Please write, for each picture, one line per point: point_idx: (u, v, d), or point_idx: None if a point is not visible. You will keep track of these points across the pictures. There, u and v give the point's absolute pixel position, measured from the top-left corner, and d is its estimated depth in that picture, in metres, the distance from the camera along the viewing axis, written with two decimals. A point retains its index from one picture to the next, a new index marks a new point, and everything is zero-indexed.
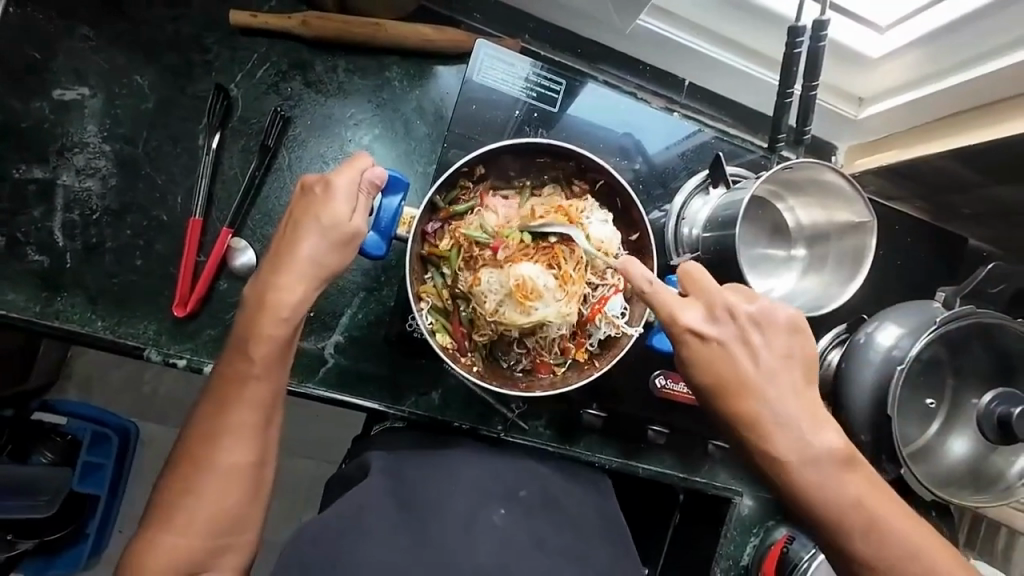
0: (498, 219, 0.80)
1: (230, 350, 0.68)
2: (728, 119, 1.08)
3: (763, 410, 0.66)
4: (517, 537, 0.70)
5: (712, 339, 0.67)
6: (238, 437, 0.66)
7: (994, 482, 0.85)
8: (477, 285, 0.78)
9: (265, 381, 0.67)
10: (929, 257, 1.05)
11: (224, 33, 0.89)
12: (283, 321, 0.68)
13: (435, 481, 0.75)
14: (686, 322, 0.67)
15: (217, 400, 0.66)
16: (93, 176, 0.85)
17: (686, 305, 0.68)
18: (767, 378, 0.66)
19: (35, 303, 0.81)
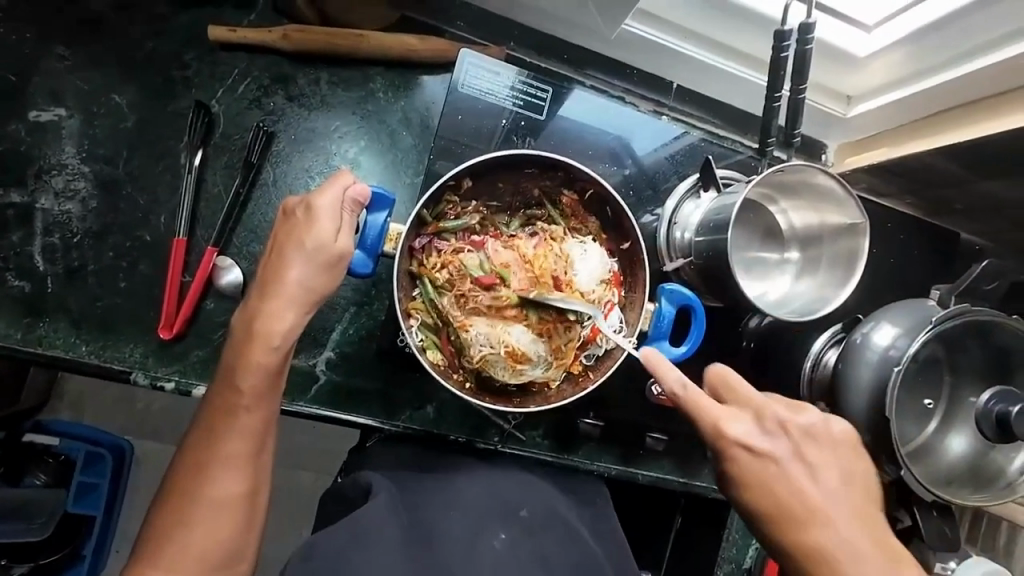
0: (486, 264, 0.79)
1: (219, 380, 0.66)
2: (716, 120, 1.08)
3: (800, 510, 0.62)
4: (517, 558, 0.74)
5: (770, 455, 0.63)
6: (228, 467, 0.64)
7: (994, 480, 0.84)
8: (467, 330, 0.77)
9: (254, 410, 0.65)
10: (922, 253, 1.05)
11: (204, 49, 0.88)
12: (271, 349, 0.66)
13: (437, 502, 0.77)
14: (740, 437, 0.64)
15: (208, 430, 0.65)
16: (73, 199, 0.83)
17: (732, 419, 0.65)
18: (820, 492, 0.62)
19: (17, 329, 0.80)
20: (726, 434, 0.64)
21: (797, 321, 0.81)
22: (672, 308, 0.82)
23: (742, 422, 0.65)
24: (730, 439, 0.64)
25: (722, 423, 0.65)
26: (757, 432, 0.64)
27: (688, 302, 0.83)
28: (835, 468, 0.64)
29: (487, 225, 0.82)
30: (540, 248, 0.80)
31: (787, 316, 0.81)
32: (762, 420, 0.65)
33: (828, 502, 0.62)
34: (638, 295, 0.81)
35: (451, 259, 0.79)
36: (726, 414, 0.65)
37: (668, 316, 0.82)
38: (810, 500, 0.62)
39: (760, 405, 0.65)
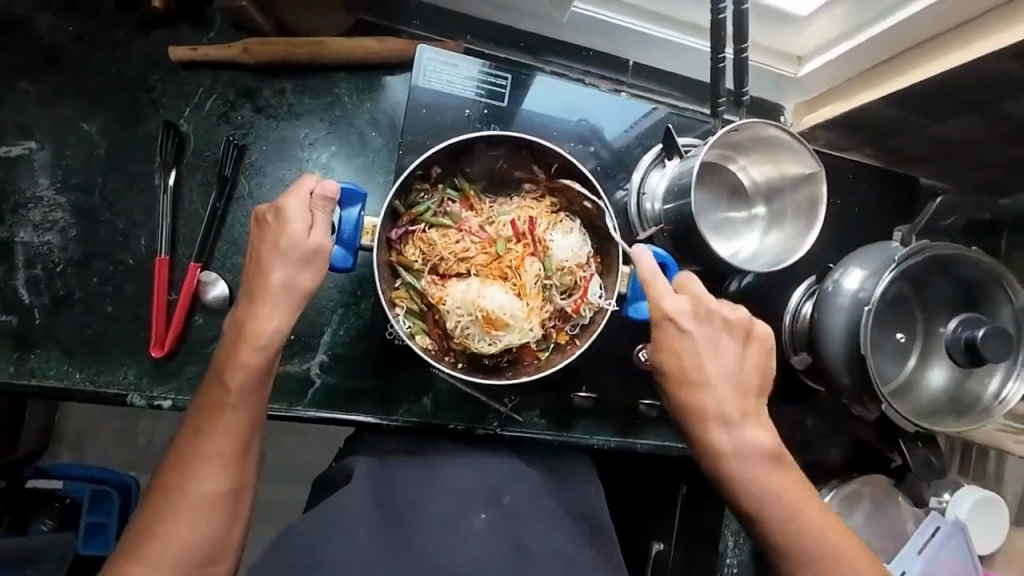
0: (456, 240, 0.82)
1: (208, 380, 0.68)
2: (675, 93, 1.11)
3: (699, 373, 0.75)
4: (495, 541, 0.74)
5: (706, 339, 0.76)
6: (211, 463, 0.65)
7: (973, 406, 0.87)
8: (445, 286, 0.80)
9: (241, 407, 0.67)
10: (884, 200, 1.09)
11: (166, 70, 0.89)
12: (259, 348, 0.68)
13: (420, 488, 0.79)
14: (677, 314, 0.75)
15: (197, 427, 0.67)
16: (52, 230, 0.84)
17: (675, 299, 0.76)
18: (725, 377, 0.75)
19: (9, 363, 0.81)
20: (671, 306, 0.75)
21: (767, 272, 0.84)
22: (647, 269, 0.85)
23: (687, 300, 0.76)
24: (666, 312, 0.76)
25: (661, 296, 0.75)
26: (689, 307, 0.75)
27: (663, 261, 0.85)
28: (739, 361, 0.76)
29: (461, 208, 0.84)
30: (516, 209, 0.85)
31: (756, 268, 0.84)
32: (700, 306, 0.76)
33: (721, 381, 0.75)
34: (612, 262, 0.83)
35: (425, 240, 0.81)
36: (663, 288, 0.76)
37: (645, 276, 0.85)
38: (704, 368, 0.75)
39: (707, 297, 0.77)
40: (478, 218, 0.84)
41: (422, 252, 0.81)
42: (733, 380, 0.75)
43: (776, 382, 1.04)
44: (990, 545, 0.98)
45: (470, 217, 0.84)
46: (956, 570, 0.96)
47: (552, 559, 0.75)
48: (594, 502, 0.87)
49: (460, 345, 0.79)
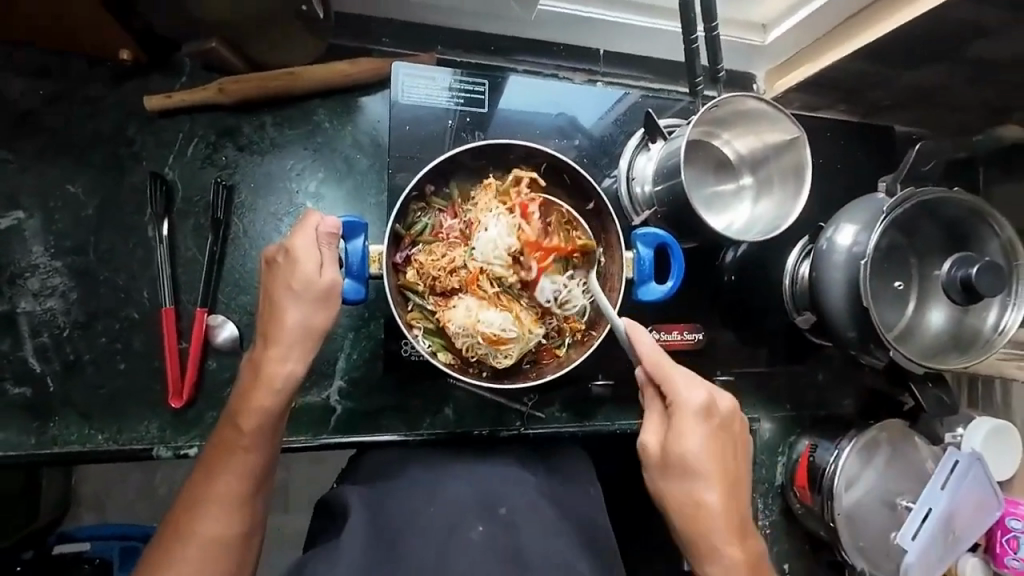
0: (445, 262, 0.81)
1: (224, 420, 0.68)
2: (649, 75, 1.12)
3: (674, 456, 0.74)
4: (492, 554, 0.71)
5: (714, 442, 0.73)
6: (219, 506, 0.65)
7: (975, 341, 0.90)
8: (449, 308, 0.81)
9: (253, 450, 0.67)
10: (864, 153, 1.11)
11: (144, 120, 0.89)
12: (275, 391, 0.68)
13: (413, 500, 0.77)
14: (683, 410, 0.73)
15: (207, 467, 0.67)
16: (52, 296, 0.84)
17: (688, 391, 0.73)
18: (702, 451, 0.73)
19: (31, 435, 0.81)
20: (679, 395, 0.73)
21: (762, 241, 0.86)
22: (649, 251, 0.86)
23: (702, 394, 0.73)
24: (674, 403, 0.73)
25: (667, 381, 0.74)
26: (698, 396, 0.73)
27: (664, 241, 0.86)
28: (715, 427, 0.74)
29: (450, 223, 0.83)
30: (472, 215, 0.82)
31: (752, 238, 0.86)
32: (709, 395, 0.74)
33: (714, 482, 0.73)
34: (615, 252, 0.84)
35: (425, 263, 0.81)
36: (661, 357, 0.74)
37: (648, 259, 0.86)
38: (706, 468, 0.73)
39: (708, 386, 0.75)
40: (460, 231, 0.83)
41: (424, 273, 0.81)
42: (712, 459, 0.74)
43: (784, 344, 1.07)
44: (1007, 472, 1.01)
45: (453, 231, 0.83)
46: (977, 501, 0.99)
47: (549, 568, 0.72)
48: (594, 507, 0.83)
49: (479, 362, 0.82)
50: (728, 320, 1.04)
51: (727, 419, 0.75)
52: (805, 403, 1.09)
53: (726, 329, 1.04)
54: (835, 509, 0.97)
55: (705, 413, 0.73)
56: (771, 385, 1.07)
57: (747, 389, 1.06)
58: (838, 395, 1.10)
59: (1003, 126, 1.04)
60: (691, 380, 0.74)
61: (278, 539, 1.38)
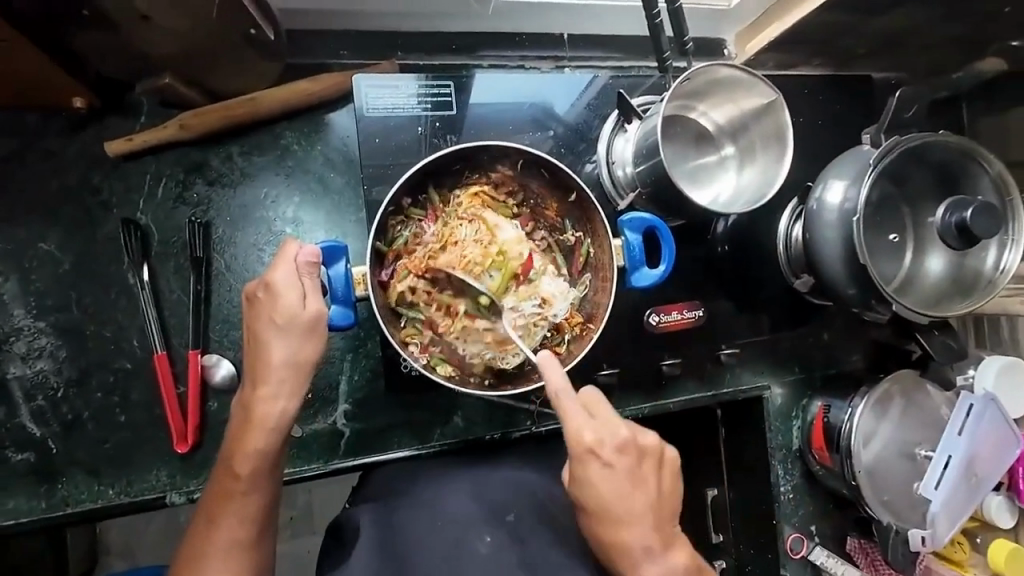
0: (433, 270, 0.79)
1: (219, 465, 0.67)
2: (617, 54, 1.10)
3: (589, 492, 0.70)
4: (501, 562, 0.76)
5: (626, 486, 0.70)
6: (223, 553, 0.65)
7: (976, 283, 0.89)
8: (436, 306, 0.80)
9: (253, 493, 0.66)
10: (844, 105, 1.09)
11: (108, 166, 0.87)
12: (269, 431, 0.67)
13: (421, 517, 0.80)
14: (596, 455, 0.69)
15: (208, 515, 0.66)
16: (41, 356, 0.83)
17: (598, 433, 0.69)
18: (608, 485, 0.69)
19: (40, 499, 0.80)
20: (589, 443, 0.68)
21: (751, 210, 0.85)
22: (637, 237, 0.85)
23: (612, 436, 0.69)
24: (582, 453, 0.69)
25: (575, 428, 0.69)
26: (608, 438, 0.69)
27: (651, 224, 0.85)
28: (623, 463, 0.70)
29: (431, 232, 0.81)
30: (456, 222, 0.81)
31: (740, 209, 0.85)
32: (621, 434, 0.70)
33: (636, 523, 0.70)
34: (603, 243, 0.82)
35: (415, 274, 0.80)
36: (568, 396, 0.70)
37: (637, 245, 0.85)
38: (625, 512, 0.70)
39: (616, 424, 0.70)
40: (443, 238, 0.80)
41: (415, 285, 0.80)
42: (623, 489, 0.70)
43: (786, 308, 1.05)
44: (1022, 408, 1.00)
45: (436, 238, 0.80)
46: (995, 441, 0.98)
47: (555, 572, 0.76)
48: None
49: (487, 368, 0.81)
50: (726, 291, 1.02)
51: (644, 456, 0.72)
52: (814, 365, 1.08)
53: (726, 301, 1.03)
54: (855, 467, 0.97)
55: (615, 456, 0.69)
56: (779, 351, 1.06)
57: (755, 359, 1.05)
58: (845, 352, 1.09)
59: (984, 58, 1.04)
60: (600, 422, 0.70)
61: (308, 564, 1.38)
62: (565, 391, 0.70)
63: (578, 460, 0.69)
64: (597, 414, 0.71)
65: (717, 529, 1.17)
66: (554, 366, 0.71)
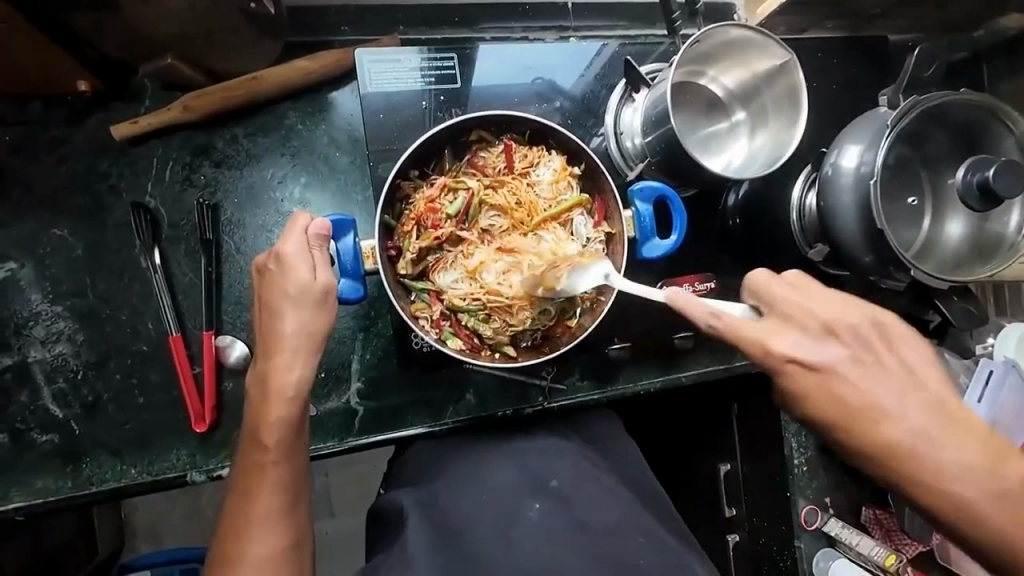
0: (441, 234, 0.79)
1: (245, 439, 0.67)
2: (623, 22, 1.07)
3: (869, 407, 0.62)
4: (556, 530, 0.73)
5: (931, 420, 0.61)
6: (264, 524, 0.64)
7: (998, 247, 0.87)
8: (439, 273, 0.80)
9: (282, 463, 0.66)
10: (859, 68, 1.06)
11: (115, 152, 0.87)
12: (289, 401, 0.66)
13: (465, 492, 0.78)
14: (923, 453, 0.60)
15: (242, 489, 0.66)
16: (60, 340, 0.84)
17: (878, 393, 0.62)
18: (882, 391, 0.62)
19: (66, 478, 0.82)
20: (875, 404, 0.62)
21: (764, 175, 0.82)
22: (648, 206, 0.84)
23: (907, 424, 0.61)
24: (866, 409, 0.62)
25: (877, 423, 0.61)
26: (806, 349, 0.63)
27: (662, 193, 0.83)
28: (887, 369, 0.63)
29: (444, 199, 0.80)
30: (465, 189, 0.80)
31: (753, 174, 0.83)
32: (817, 333, 0.64)
33: (970, 506, 0.59)
34: (612, 210, 0.80)
35: (425, 237, 0.79)
36: (773, 333, 0.64)
37: (648, 214, 0.84)
38: (937, 466, 0.60)
39: (918, 358, 0.64)
40: (456, 203, 0.80)
41: (423, 248, 0.79)
42: (904, 390, 0.62)
43: None
44: None
45: (450, 204, 0.80)
46: (1013, 411, 0.96)
47: (610, 532, 0.73)
48: (638, 466, 0.89)
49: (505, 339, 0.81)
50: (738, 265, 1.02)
51: (943, 412, 0.62)
52: None
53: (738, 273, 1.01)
54: None
55: (934, 388, 0.63)
56: None
57: None
58: None
59: (1007, 14, 1.01)
60: (885, 361, 0.63)
61: (327, 543, 1.41)
62: (804, 322, 0.64)
63: (849, 422, 0.62)
64: (870, 342, 0.64)
65: (730, 502, 1.16)
66: (779, 288, 0.66)
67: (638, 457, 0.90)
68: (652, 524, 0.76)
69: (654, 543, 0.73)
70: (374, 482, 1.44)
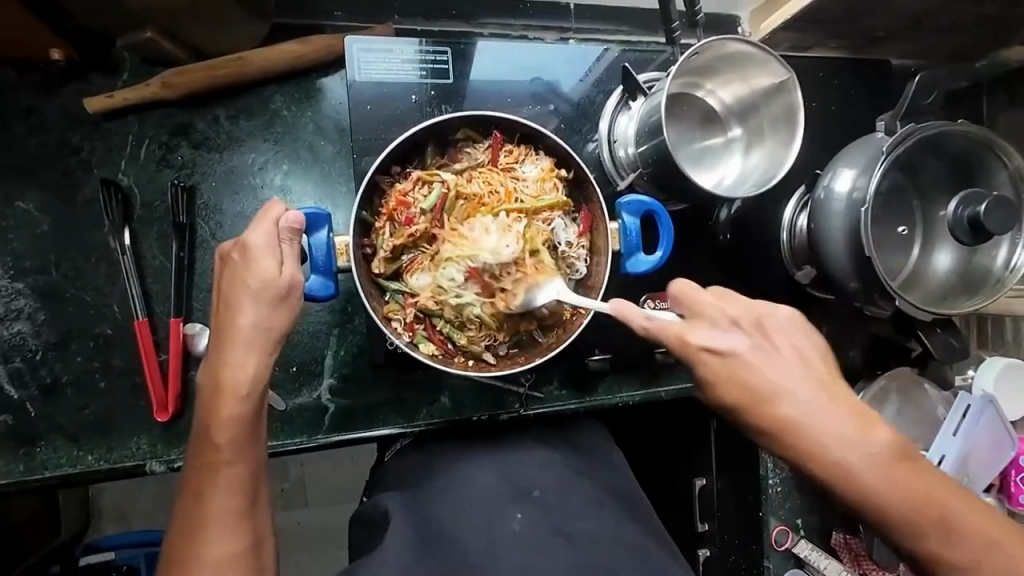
0: (412, 234, 0.76)
1: (197, 436, 0.64)
2: (625, 27, 1.05)
3: (758, 388, 0.61)
4: (537, 537, 0.70)
5: (834, 401, 0.60)
6: (219, 524, 0.61)
7: (984, 281, 0.86)
8: (413, 275, 0.77)
9: (237, 463, 0.62)
10: (859, 91, 1.05)
11: (89, 125, 0.83)
12: (241, 398, 0.63)
13: (449, 503, 0.75)
14: (813, 432, 0.59)
15: (194, 489, 0.62)
16: (20, 318, 0.81)
17: (773, 377, 0.61)
18: (787, 375, 0.61)
19: (18, 462, 0.79)
20: (772, 387, 0.60)
21: (754, 194, 0.81)
22: (635, 220, 0.82)
23: (797, 406, 0.60)
24: (765, 391, 0.61)
25: (773, 404, 0.61)
26: (719, 340, 0.62)
27: (650, 208, 0.82)
28: (790, 354, 0.62)
29: (414, 193, 0.77)
30: (433, 181, 0.77)
31: (744, 192, 0.81)
32: (724, 330, 0.62)
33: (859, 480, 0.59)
34: (599, 221, 0.79)
35: (396, 237, 0.76)
36: (693, 327, 0.63)
37: (634, 228, 0.83)
38: (836, 444, 0.59)
39: (806, 344, 0.63)
40: (426, 196, 0.77)
41: (394, 246, 0.76)
42: (798, 373, 0.61)
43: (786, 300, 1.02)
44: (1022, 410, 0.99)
45: (418, 198, 0.77)
46: (989, 447, 0.97)
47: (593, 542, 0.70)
48: (622, 478, 0.84)
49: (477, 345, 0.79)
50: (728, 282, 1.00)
51: (827, 391, 0.61)
52: None
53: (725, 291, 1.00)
54: None
55: (818, 370, 0.62)
56: None
57: None
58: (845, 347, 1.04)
59: (1009, 46, 1.01)
60: (779, 349, 0.62)
61: (297, 534, 1.39)
62: (714, 316, 0.63)
63: (754, 407, 0.61)
64: (766, 330, 0.62)
65: (703, 518, 1.15)
66: (698, 293, 0.64)
67: (622, 467, 0.86)
68: (631, 536, 0.73)
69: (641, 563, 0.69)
70: (347, 476, 1.41)
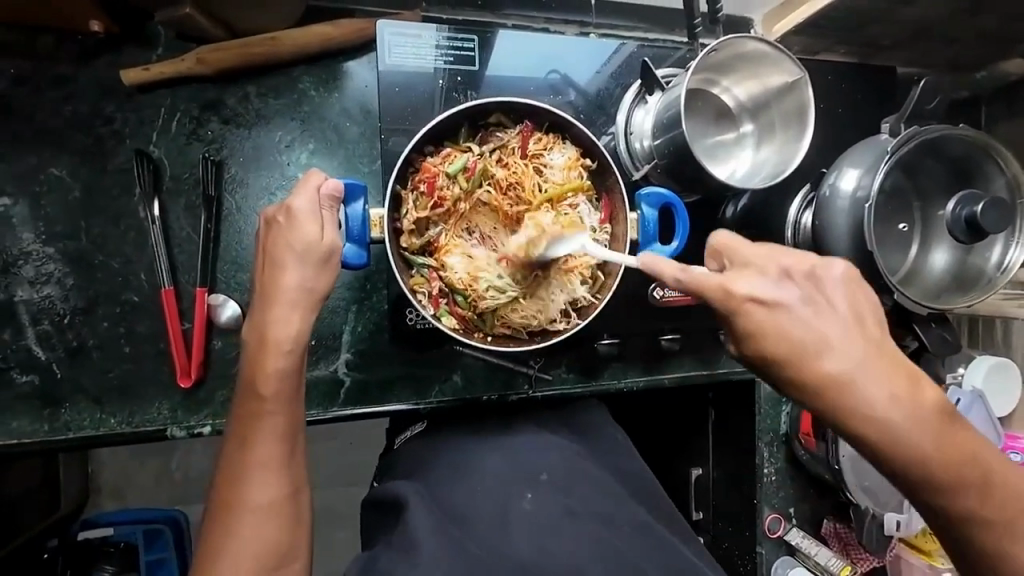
0: (438, 213, 0.80)
1: (241, 390, 0.66)
2: (643, 24, 1.08)
3: (825, 366, 0.55)
4: (548, 515, 0.73)
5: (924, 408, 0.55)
6: (263, 470, 0.63)
7: (978, 280, 0.90)
8: (442, 256, 0.81)
9: (280, 413, 0.65)
10: (865, 95, 1.08)
11: (122, 96, 0.85)
12: (285, 353, 0.65)
13: (461, 487, 0.77)
14: (858, 390, 0.54)
15: (240, 437, 0.64)
16: (49, 282, 0.83)
17: (822, 330, 0.55)
18: (857, 364, 0.55)
19: (43, 421, 0.81)
20: (824, 341, 0.55)
21: (765, 186, 0.85)
22: (653, 212, 0.86)
23: (877, 396, 0.54)
24: (815, 346, 0.55)
25: (818, 358, 0.55)
26: (787, 305, 0.56)
27: (668, 200, 0.85)
28: (842, 310, 0.56)
29: (440, 173, 0.80)
30: (459, 159, 0.80)
31: (756, 185, 0.85)
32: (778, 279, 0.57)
33: (902, 441, 0.55)
34: (619, 211, 0.82)
35: (424, 215, 0.79)
36: (736, 277, 0.57)
37: (652, 219, 0.86)
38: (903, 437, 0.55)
39: (859, 305, 0.57)
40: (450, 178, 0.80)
41: (420, 224, 0.80)
42: (869, 362, 0.55)
43: None
44: (1008, 406, 1.04)
45: (444, 180, 0.80)
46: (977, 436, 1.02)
47: (602, 518, 0.74)
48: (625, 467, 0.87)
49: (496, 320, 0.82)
50: None
51: (879, 352, 0.56)
52: None
53: None
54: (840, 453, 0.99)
55: (873, 329, 0.56)
56: None
57: None
58: None
59: (1009, 59, 1.05)
60: (832, 303, 0.56)
61: None
62: (762, 265, 0.58)
63: (801, 363, 0.55)
64: (821, 285, 0.56)
65: (697, 507, 1.21)
66: (748, 247, 0.59)
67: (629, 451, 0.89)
68: (639, 514, 0.77)
69: (651, 534, 0.74)
70: (350, 456, 1.44)
